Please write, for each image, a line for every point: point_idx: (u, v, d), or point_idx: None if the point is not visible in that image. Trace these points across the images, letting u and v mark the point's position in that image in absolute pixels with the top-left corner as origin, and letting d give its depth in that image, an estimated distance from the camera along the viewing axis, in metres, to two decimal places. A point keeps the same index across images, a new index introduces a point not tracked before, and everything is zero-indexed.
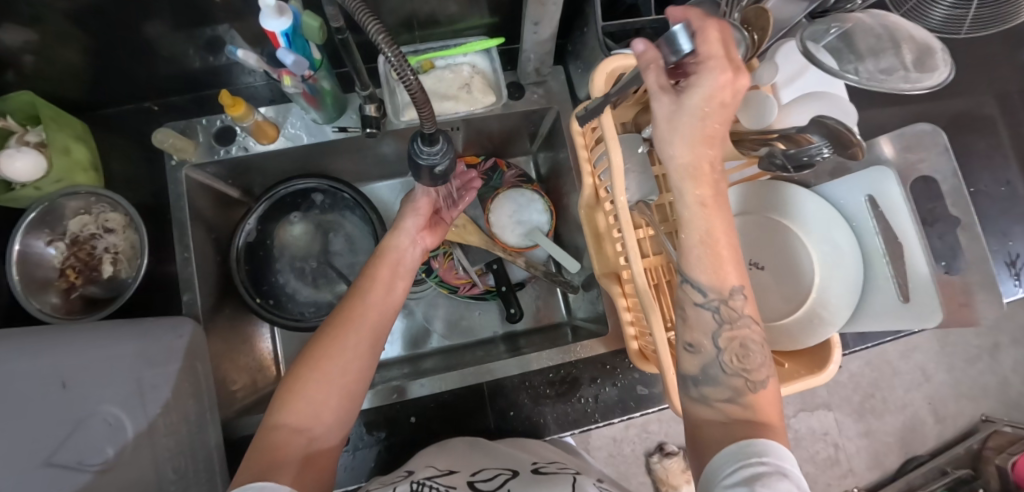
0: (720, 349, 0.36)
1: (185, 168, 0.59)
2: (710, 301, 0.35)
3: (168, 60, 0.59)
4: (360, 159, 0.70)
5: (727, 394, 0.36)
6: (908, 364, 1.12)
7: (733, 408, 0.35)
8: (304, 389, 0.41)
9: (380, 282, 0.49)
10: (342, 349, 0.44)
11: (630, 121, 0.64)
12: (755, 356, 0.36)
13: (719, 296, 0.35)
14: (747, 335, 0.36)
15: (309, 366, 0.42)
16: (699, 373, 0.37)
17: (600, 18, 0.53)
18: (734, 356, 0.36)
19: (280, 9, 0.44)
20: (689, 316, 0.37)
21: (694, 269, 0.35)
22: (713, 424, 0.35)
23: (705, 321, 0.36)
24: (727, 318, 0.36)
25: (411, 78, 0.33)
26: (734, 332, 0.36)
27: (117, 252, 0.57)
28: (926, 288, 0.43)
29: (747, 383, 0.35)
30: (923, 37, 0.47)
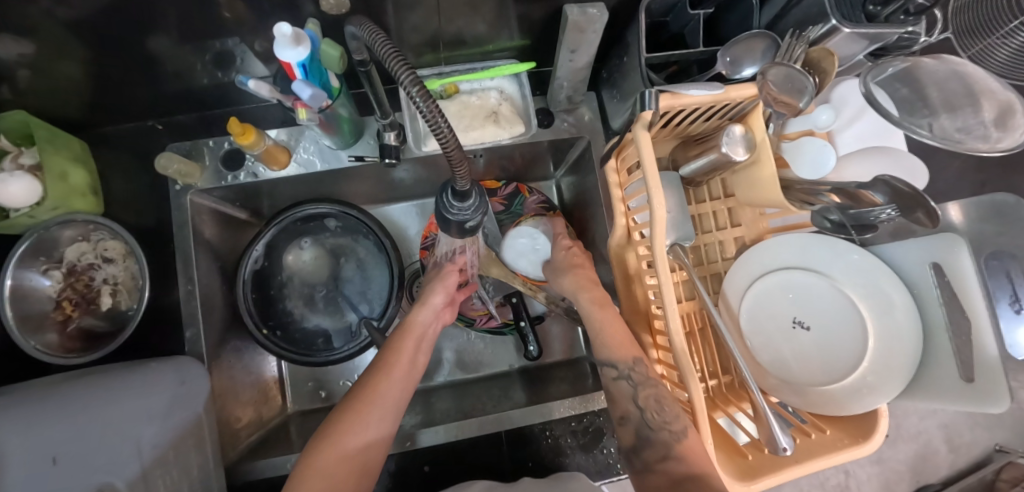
0: (641, 409, 0.47)
1: (191, 194, 0.56)
2: (621, 372, 0.49)
3: (173, 76, 0.54)
4: (375, 183, 0.66)
5: (663, 452, 0.44)
6: None
7: (674, 466, 0.43)
8: (321, 467, 0.40)
9: (404, 356, 0.49)
10: (361, 425, 0.43)
11: (666, 155, 0.60)
12: (670, 410, 0.45)
13: (626, 365, 0.49)
14: (659, 393, 0.47)
15: (324, 441, 0.42)
16: (638, 440, 0.47)
17: (644, 49, 0.49)
18: (654, 412, 0.46)
19: (296, 37, 0.40)
20: (613, 389, 0.50)
21: (602, 350, 0.51)
22: (668, 486, 0.42)
23: (624, 391, 0.49)
24: (640, 380, 0.48)
25: (443, 128, 0.30)
26: (646, 393, 0.48)
27: (117, 283, 0.54)
28: (993, 371, 0.39)
29: (671, 433, 0.44)
30: (1002, 92, 0.42)
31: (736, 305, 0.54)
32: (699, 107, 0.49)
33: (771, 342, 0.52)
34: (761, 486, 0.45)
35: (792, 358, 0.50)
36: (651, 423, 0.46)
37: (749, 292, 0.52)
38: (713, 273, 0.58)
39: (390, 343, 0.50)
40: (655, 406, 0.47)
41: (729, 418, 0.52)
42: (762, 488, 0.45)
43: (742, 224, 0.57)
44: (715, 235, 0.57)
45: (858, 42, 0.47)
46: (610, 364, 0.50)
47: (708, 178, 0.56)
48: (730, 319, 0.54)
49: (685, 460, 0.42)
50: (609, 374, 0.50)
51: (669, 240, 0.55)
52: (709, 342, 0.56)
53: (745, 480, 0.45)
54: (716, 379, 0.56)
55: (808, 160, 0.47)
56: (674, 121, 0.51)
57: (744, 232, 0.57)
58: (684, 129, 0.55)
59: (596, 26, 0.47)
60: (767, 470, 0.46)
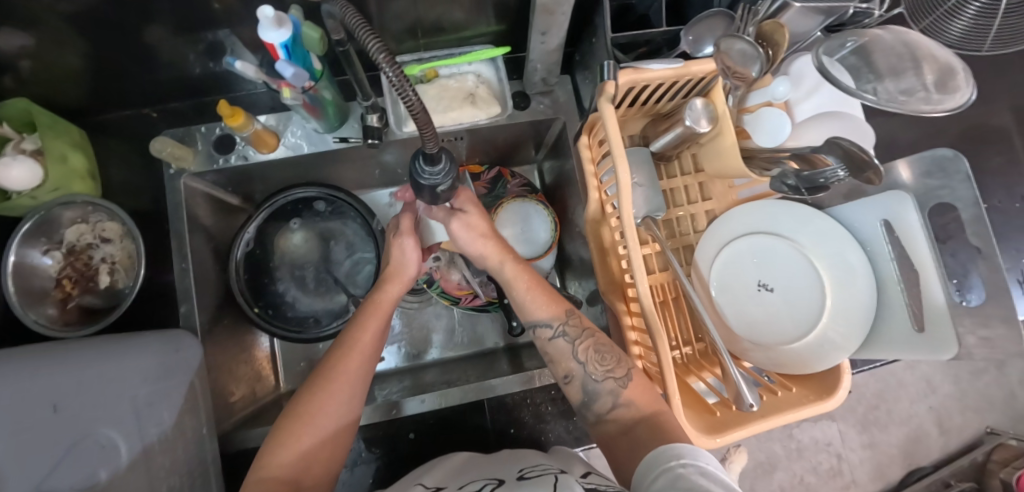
0: (583, 364, 0.49)
1: (184, 177, 0.58)
2: (557, 330, 0.51)
3: (167, 65, 0.57)
4: (362, 167, 0.69)
5: (611, 400, 0.47)
6: (912, 375, 1.12)
7: (625, 413, 0.45)
8: (290, 445, 0.41)
9: (370, 333, 0.47)
10: (327, 403, 0.43)
11: (638, 133, 0.62)
12: (609, 357, 0.48)
13: (559, 322, 0.51)
14: (596, 342, 0.50)
15: (294, 419, 0.42)
16: (584, 395, 0.49)
17: (610, 29, 0.51)
18: (595, 362, 0.49)
19: (278, 20, 0.43)
20: (551, 349, 0.51)
21: (533, 313, 0.52)
22: (619, 433, 0.45)
23: (563, 349, 0.50)
24: (575, 334, 0.50)
25: (411, 94, 0.29)
26: (584, 345, 0.49)
27: (115, 262, 0.57)
28: (940, 317, 0.41)
29: (617, 382, 0.47)
30: (942, 55, 0.45)
31: (705, 272, 0.56)
32: (663, 83, 0.51)
33: (738, 306, 0.54)
34: (729, 440, 0.47)
35: (758, 321, 0.53)
36: (593, 375, 0.48)
37: (716, 260, 0.55)
38: (686, 245, 0.60)
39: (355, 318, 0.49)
40: (595, 356, 0.49)
41: (701, 381, 0.54)
42: (732, 441, 0.47)
43: (713, 197, 0.60)
44: (686, 207, 0.60)
45: (810, 17, 0.49)
46: (545, 324, 0.51)
47: (677, 153, 0.59)
48: (700, 287, 0.56)
49: (634, 405, 0.45)
50: (545, 335, 0.51)
51: (641, 213, 0.57)
52: (682, 311, 0.58)
53: (715, 435, 0.47)
54: (689, 347, 0.58)
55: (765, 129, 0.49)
56: (642, 97, 0.54)
57: (715, 205, 0.60)
58: (652, 106, 0.57)
59: (564, 7, 0.48)
60: (734, 424, 0.48)
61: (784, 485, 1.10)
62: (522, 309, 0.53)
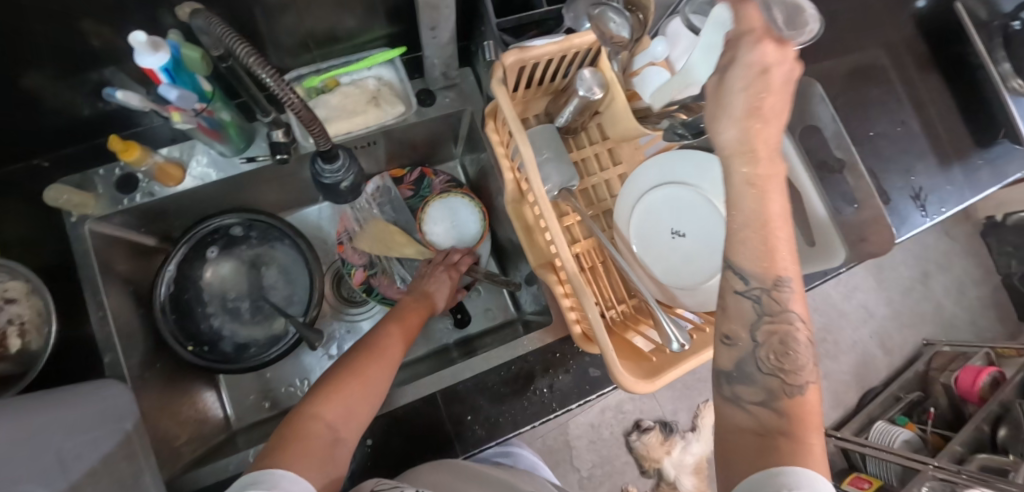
0: (757, 345, 0.32)
1: (88, 224, 0.56)
2: (750, 290, 0.31)
3: (52, 112, 0.55)
4: (281, 187, 0.68)
5: (763, 398, 0.31)
6: (850, 303, 1.20)
7: (762, 414, 0.30)
8: (341, 390, 0.44)
9: (410, 322, 0.57)
10: (378, 367, 0.48)
11: (543, 112, 0.65)
12: (797, 357, 0.31)
13: (759, 285, 0.31)
14: (786, 337, 0.31)
15: (351, 370, 0.46)
16: (733, 371, 0.33)
17: (493, 16, 0.54)
18: (771, 355, 0.31)
19: (154, 44, 0.42)
20: (728, 304, 0.33)
21: (739, 250, 0.31)
22: (744, 433, 0.31)
23: (744, 313, 0.32)
24: (769, 310, 0.31)
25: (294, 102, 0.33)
26: (773, 326, 0.31)
27: (23, 323, 0.53)
28: (826, 229, 0.46)
29: (785, 384, 0.30)
30: None
31: (625, 232, 0.58)
32: (551, 59, 0.54)
33: (659, 255, 0.57)
34: (666, 380, 0.49)
35: (678, 265, 0.56)
36: (761, 361, 0.31)
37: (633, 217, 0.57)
38: (604, 210, 0.63)
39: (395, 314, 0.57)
40: (772, 348, 0.31)
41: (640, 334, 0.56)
42: (671, 381, 0.50)
43: (622, 162, 0.63)
44: (598, 175, 0.63)
45: None
46: (744, 276, 0.31)
47: (582, 125, 0.61)
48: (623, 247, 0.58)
49: (791, 418, 0.29)
50: (738, 285, 0.32)
51: (556, 188, 0.59)
52: (611, 273, 0.60)
53: (653, 377, 0.50)
54: (624, 304, 0.60)
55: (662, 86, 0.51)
56: (535, 78, 0.56)
57: (626, 169, 0.63)
58: (549, 85, 0.60)
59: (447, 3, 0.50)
60: (668, 366, 0.50)
61: None
62: (740, 237, 0.31)
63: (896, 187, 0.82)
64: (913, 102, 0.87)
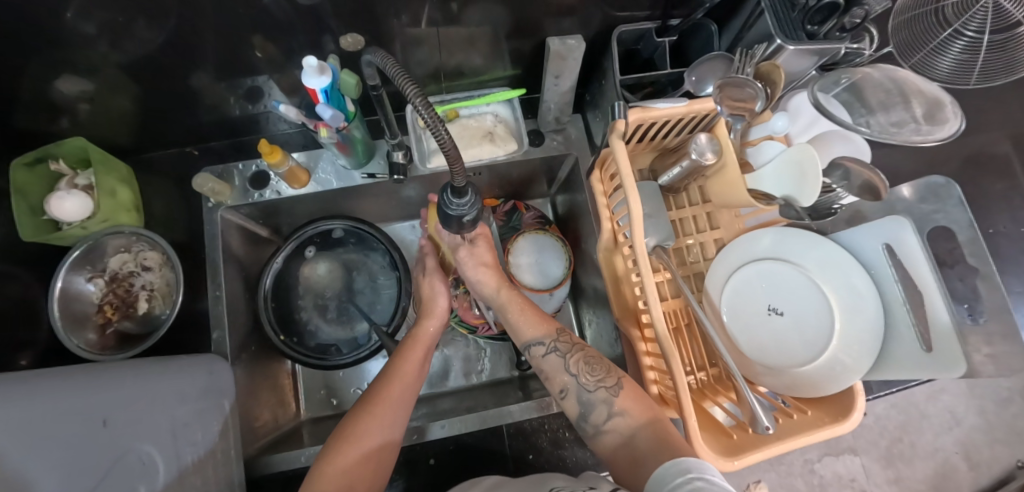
0: (575, 376, 0.50)
1: (221, 210, 0.62)
2: (548, 346, 0.53)
3: (210, 108, 0.63)
4: (384, 200, 0.72)
5: (607, 411, 0.47)
6: (935, 406, 1.10)
7: (621, 422, 0.45)
8: (339, 462, 0.43)
9: (412, 360, 0.54)
10: (371, 426, 0.47)
11: (647, 167, 0.66)
12: (600, 368, 0.50)
13: (550, 339, 0.54)
14: (585, 355, 0.51)
15: (344, 438, 0.45)
16: (580, 407, 0.49)
17: (619, 73, 0.56)
18: (586, 374, 0.50)
19: (321, 68, 0.47)
20: (546, 365, 0.53)
21: (525, 333, 0.56)
22: (619, 444, 0.45)
23: (556, 363, 0.52)
24: (564, 349, 0.52)
25: (443, 132, 0.36)
26: (575, 358, 0.51)
27: (153, 289, 0.60)
28: (948, 334, 0.44)
29: (609, 391, 0.48)
30: (932, 91, 0.50)
31: (716, 299, 0.57)
32: (671, 119, 0.55)
33: (749, 330, 0.55)
34: (747, 463, 0.47)
35: (770, 344, 0.54)
36: (587, 384, 0.49)
37: (727, 286, 0.56)
38: (695, 272, 0.62)
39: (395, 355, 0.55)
40: (587, 369, 0.50)
41: (719, 406, 0.54)
42: (751, 463, 0.47)
43: (721, 226, 0.63)
44: (695, 236, 0.62)
45: (806, 58, 0.53)
46: (537, 342, 0.54)
47: (685, 185, 0.62)
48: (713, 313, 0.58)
49: (629, 416, 0.45)
50: (538, 351, 0.54)
51: (652, 242, 0.59)
52: (695, 338, 0.59)
53: (732, 458, 0.47)
54: (704, 372, 0.59)
55: (791, 167, 0.48)
56: (649, 134, 0.58)
57: (723, 234, 0.62)
58: (660, 142, 0.61)
59: (576, 53, 0.55)
60: (751, 448, 0.48)
61: None
62: (515, 331, 0.57)
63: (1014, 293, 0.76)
64: None
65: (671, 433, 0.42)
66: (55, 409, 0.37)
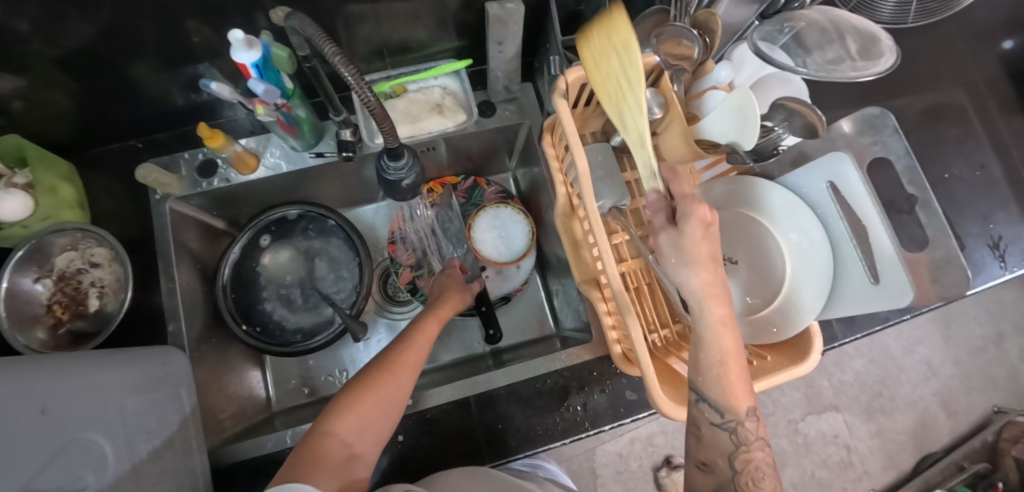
0: (733, 470, 0.41)
1: (170, 201, 0.61)
2: (724, 423, 0.40)
3: (149, 99, 0.61)
4: (341, 184, 0.71)
5: None
6: (911, 358, 1.11)
7: None
8: (356, 407, 0.45)
9: (428, 334, 0.55)
10: (390, 380, 0.48)
11: (599, 130, 0.66)
12: (768, 479, 0.40)
13: (733, 419, 0.39)
14: (758, 456, 0.41)
15: (362, 388, 0.47)
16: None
17: (560, 33, 0.56)
18: (748, 480, 0.41)
19: (249, 42, 0.46)
20: (705, 436, 0.42)
21: (715, 395, 0.39)
22: None
23: (724, 442, 0.41)
24: (740, 439, 0.40)
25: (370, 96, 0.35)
26: (746, 456, 0.41)
27: (103, 286, 0.59)
28: (893, 265, 0.44)
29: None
30: (869, 28, 0.51)
31: None
32: None
33: None
34: None
35: None
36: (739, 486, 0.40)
37: None
38: (655, 232, 0.62)
39: (414, 323, 0.56)
40: (749, 467, 0.41)
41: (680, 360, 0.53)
42: None
43: None
44: (650, 196, 0.62)
45: (744, 7, 0.55)
46: (715, 408, 0.39)
47: None
48: None
49: None
50: (710, 418, 0.40)
51: (607, 204, 0.59)
52: (657, 296, 0.59)
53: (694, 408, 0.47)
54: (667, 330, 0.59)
55: (730, 111, 0.48)
56: (596, 94, 0.57)
57: None
58: None
59: (516, 17, 0.54)
60: None
61: (796, 482, 1.07)
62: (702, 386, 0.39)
63: (972, 235, 0.77)
64: (996, 146, 0.82)
65: None
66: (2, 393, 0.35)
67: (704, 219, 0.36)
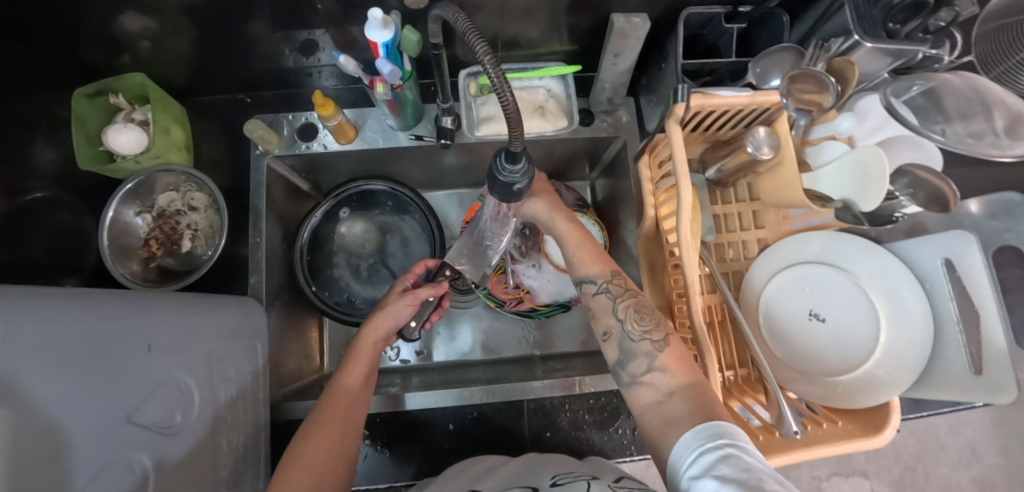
0: (622, 321, 0.48)
1: (268, 158, 0.63)
2: (601, 287, 0.50)
3: (265, 57, 0.63)
4: (425, 166, 0.72)
5: (645, 365, 0.45)
6: (955, 439, 1.07)
7: (660, 378, 0.44)
8: (298, 463, 0.42)
9: (359, 367, 0.50)
10: (325, 430, 0.44)
11: (696, 158, 0.65)
12: (649, 318, 0.47)
13: (604, 279, 0.50)
14: (637, 302, 0.49)
15: (296, 447, 0.43)
16: (620, 353, 0.47)
17: (681, 56, 0.55)
18: (635, 322, 0.47)
19: (384, 22, 0.47)
20: (594, 305, 0.50)
21: (580, 269, 0.52)
22: (654, 402, 0.43)
23: (605, 305, 0.50)
24: (619, 292, 0.49)
25: (507, 95, 0.31)
26: (625, 303, 0.49)
27: (197, 229, 0.62)
28: (1001, 362, 0.42)
29: (653, 344, 0.45)
30: (1016, 104, 0.48)
31: (755, 301, 0.56)
32: (732, 109, 0.53)
33: (788, 336, 0.54)
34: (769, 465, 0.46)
35: (806, 352, 0.52)
36: (632, 333, 0.47)
37: (765, 289, 0.56)
38: (734, 270, 0.61)
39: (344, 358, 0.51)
40: (636, 316, 0.48)
41: (744, 405, 0.53)
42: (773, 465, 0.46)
43: (766, 226, 0.60)
44: (739, 234, 0.61)
45: (880, 59, 0.51)
46: (591, 280, 0.51)
47: (734, 180, 0.60)
48: (749, 313, 0.57)
49: (670, 372, 0.43)
50: (591, 290, 0.51)
51: None
52: (728, 335, 0.58)
53: None
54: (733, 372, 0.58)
55: (853, 168, 0.46)
56: (704, 124, 0.56)
57: (768, 234, 0.60)
58: (714, 133, 0.59)
59: (640, 32, 0.53)
60: (774, 450, 0.47)
61: None
62: (571, 268, 0.53)
63: None
64: None
65: (712, 395, 0.41)
66: (112, 328, 0.36)
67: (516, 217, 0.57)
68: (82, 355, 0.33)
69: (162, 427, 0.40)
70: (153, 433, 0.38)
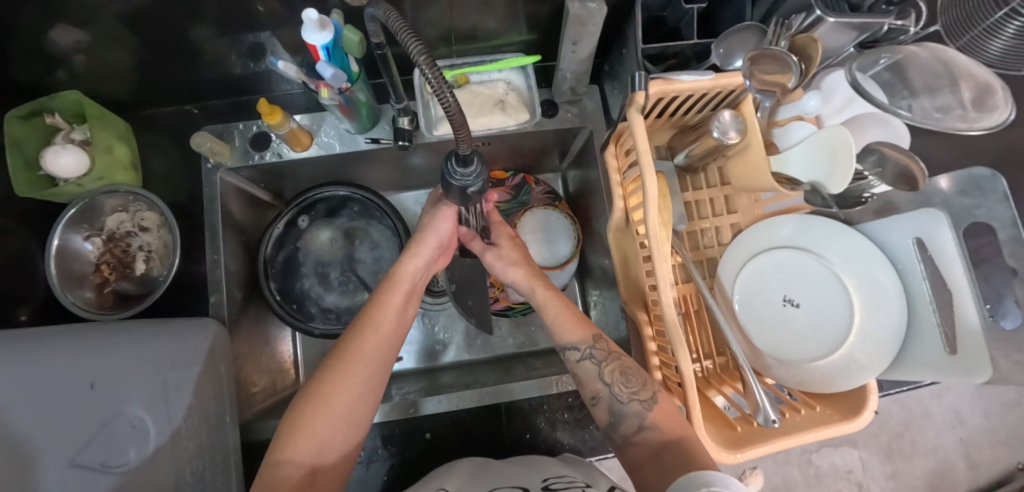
0: (610, 386, 0.47)
1: (220, 171, 0.61)
2: (584, 353, 0.49)
3: (211, 65, 0.59)
4: (387, 168, 0.70)
5: (638, 424, 0.44)
6: (939, 404, 1.05)
7: (651, 436, 0.42)
8: (307, 426, 0.40)
9: (389, 307, 0.48)
10: (341, 384, 0.42)
11: (664, 144, 0.63)
12: (635, 379, 0.46)
13: (587, 345, 0.49)
14: (622, 365, 0.48)
15: (313, 400, 0.41)
16: (610, 417, 0.47)
17: (640, 41, 0.52)
18: (621, 385, 0.46)
19: (322, 23, 0.44)
20: (579, 371, 0.49)
21: (561, 335, 0.51)
22: (648, 458, 0.42)
23: (590, 371, 0.48)
24: (602, 356, 0.48)
25: (449, 96, 0.28)
26: (610, 367, 0.48)
27: (150, 250, 0.59)
28: (976, 340, 0.41)
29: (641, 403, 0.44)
30: (983, 74, 0.46)
31: (730, 289, 0.55)
32: (694, 94, 0.51)
33: (767, 324, 0.53)
34: (749, 457, 0.44)
35: (785, 338, 0.52)
36: (620, 396, 0.46)
37: (741, 275, 0.54)
38: (708, 258, 0.60)
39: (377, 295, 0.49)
40: (621, 379, 0.47)
41: (723, 396, 0.52)
42: (753, 456, 0.45)
43: (738, 210, 0.59)
44: (711, 220, 0.59)
45: (844, 34, 0.49)
46: (573, 346, 0.50)
47: (704, 165, 0.58)
48: (724, 301, 0.56)
49: (660, 428, 0.42)
50: (574, 357, 0.49)
51: None
52: (704, 324, 0.57)
53: (737, 447, 0.45)
54: (710, 361, 0.57)
55: (821, 150, 0.45)
56: (669, 110, 0.54)
57: (740, 219, 0.59)
58: (680, 118, 0.58)
59: (596, 18, 0.50)
60: (755, 440, 0.45)
61: None
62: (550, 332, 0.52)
63: None
64: None
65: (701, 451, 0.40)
66: (50, 369, 0.40)
67: (510, 232, 0.57)
68: (4, 404, 0.35)
69: (106, 465, 0.39)
70: (101, 473, 0.38)
